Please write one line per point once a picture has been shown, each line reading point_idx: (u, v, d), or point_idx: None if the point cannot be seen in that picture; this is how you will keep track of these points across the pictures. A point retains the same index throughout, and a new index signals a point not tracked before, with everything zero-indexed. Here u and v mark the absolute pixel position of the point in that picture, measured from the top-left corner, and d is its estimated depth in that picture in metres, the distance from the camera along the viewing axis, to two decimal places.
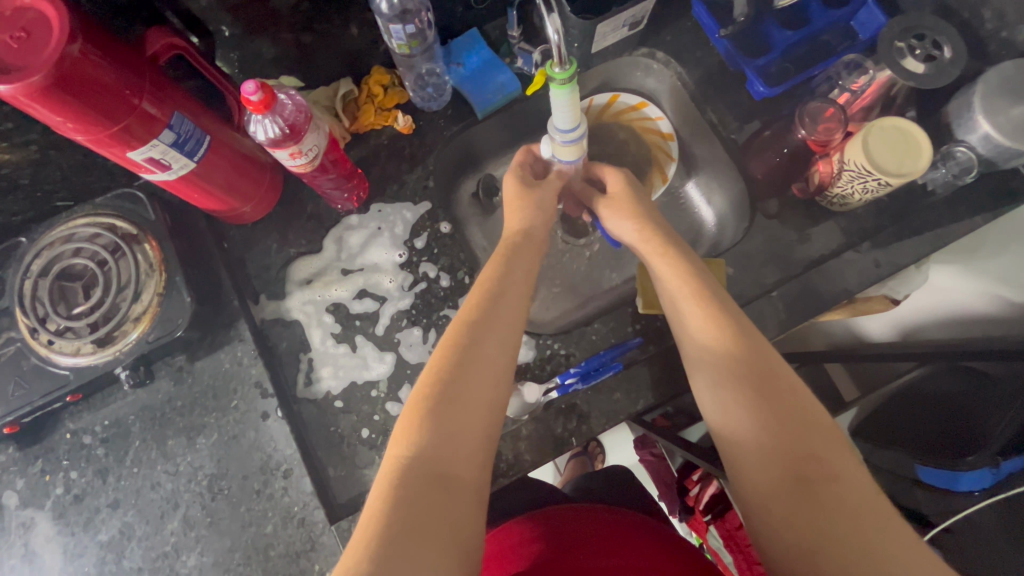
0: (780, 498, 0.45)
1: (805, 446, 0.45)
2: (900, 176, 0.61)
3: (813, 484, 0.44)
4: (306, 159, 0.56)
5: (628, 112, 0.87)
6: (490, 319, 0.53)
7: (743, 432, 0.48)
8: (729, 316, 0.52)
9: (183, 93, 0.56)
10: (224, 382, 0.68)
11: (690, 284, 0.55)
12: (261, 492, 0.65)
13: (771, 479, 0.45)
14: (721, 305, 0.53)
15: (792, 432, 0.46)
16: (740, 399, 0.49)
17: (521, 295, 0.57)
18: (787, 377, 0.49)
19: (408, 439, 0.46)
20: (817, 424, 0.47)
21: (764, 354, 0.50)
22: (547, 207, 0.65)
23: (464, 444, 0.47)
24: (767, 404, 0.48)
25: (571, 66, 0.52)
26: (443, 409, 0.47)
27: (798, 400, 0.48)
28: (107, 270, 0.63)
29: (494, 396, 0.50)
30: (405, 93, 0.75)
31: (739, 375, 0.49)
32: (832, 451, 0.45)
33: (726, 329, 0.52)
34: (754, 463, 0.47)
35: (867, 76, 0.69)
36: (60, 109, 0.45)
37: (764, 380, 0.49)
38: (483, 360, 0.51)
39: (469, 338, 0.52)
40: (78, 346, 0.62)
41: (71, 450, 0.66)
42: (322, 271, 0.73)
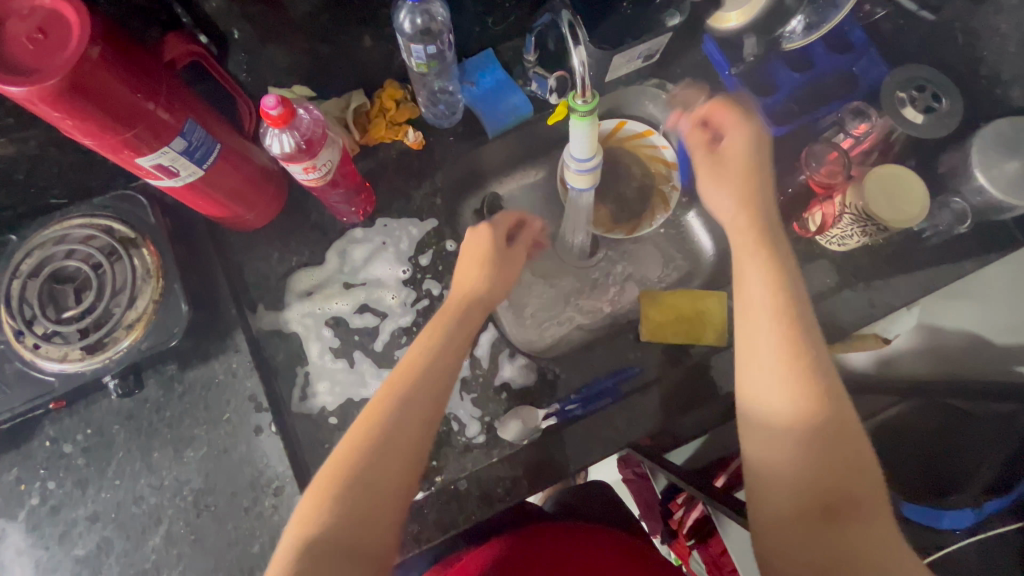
0: (810, 526, 0.46)
1: (846, 488, 0.47)
2: (897, 222, 0.63)
3: (844, 520, 0.45)
4: (320, 174, 0.56)
5: (634, 139, 0.87)
6: (427, 374, 0.54)
7: (783, 457, 0.48)
8: (811, 345, 0.51)
9: (196, 99, 0.55)
10: (217, 394, 0.66)
11: (779, 304, 0.53)
12: (250, 510, 0.63)
13: (804, 507, 0.47)
14: (804, 332, 0.52)
15: (835, 466, 0.47)
16: (797, 425, 0.48)
17: (459, 352, 0.58)
18: (845, 413, 0.49)
19: (316, 514, 0.46)
20: (863, 466, 0.48)
21: (836, 390, 0.50)
22: (504, 276, 0.64)
23: (380, 505, 0.48)
24: (818, 438, 0.48)
25: (592, 100, 0.54)
26: (368, 449, 0.49)
27: (849, 437, 0.48)
28: (101, 273, 0.61)
29: (414, 457, 0.51)
30: (417, 109, 0.75)
31: (804, 407, 0.49)
32: (866, 493, 0.47)
33: (810, 357, 0.51)
34: (791, 489, 0.47)
35: (869, 123, 0.70)
36: (71, 112, 0.43)
37: (827, 415, 0.48)
38: (410, 419, 0.51)
39: (400, 399, 0.52)
40: (65, 352, 0.59)
41: (49, 459, 0.63)
42: (323, 284, 0.72)
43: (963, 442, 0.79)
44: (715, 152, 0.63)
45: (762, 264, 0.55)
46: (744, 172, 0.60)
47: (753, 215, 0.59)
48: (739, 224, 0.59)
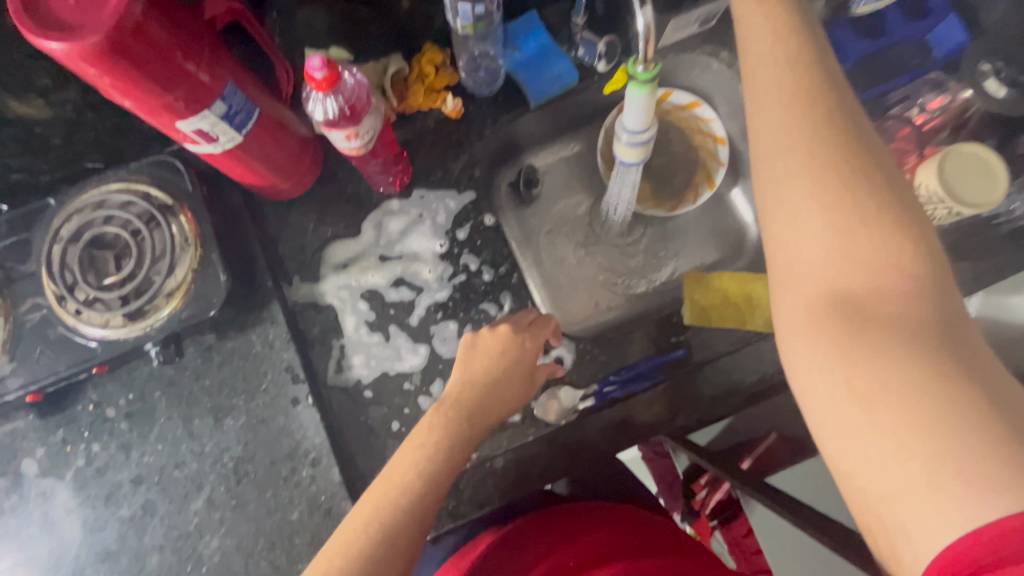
0: (898, 393, 0.36)
1: (929, 358, 0.37)
2: (974, 208, 0.59)
3: (943, 378, 0.35)
4: (362, 142, 0.53)
5: (679, 111, 0.83)
6: (456, 427, 0.56)
7: (811, 276, 0.41)
8: (841, 141, 0.43)
9: (236, 61, 0.53)
10: (254, 365, 0.66)
11: (820, 148, 0.43)
12: (289, 479, 0.63)
13: (882, 383, 0.36)
14: (851, 176, 0.42)
15: (874, 284, 0.39)
16: (851, 281, 0.40)
17: (491, 407, 0.59)
18: (894, 211, 0.40)
19: (343, 540, 0.49)
20: (926, 281, 0.39)
21: (901, 240, 0.40)
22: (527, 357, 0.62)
23: (396, 557, 0.50)
24: (852, 254, 0.40)
25: (656, 66, 0.50)
26: (392, 490, 0.51)
27: (900, 245, 0.40)
28: (140, 240, 0.61)
29: (430, 509, 0.53)
30: (457, 75, 0.71)
31: (835, 207, 0.41)
32: (927, 305, 0.38)
33: (859, 203, 0.41)
34: (858, 363, 0.37)
35: (945, 95, 0.66)
36: (114, 73, 0.42)
37: (862, 216, 0.40)
38: (434, 470, 0.54)
39: (429, 453, 0.54)
40: (107, 319, 0.60)
41: (93, 422, 0.64)
42: (359, 256, 0.71)
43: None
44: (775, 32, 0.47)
45: (788, 105, 0.45)
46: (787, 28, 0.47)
47: (791, 30, 0.47)
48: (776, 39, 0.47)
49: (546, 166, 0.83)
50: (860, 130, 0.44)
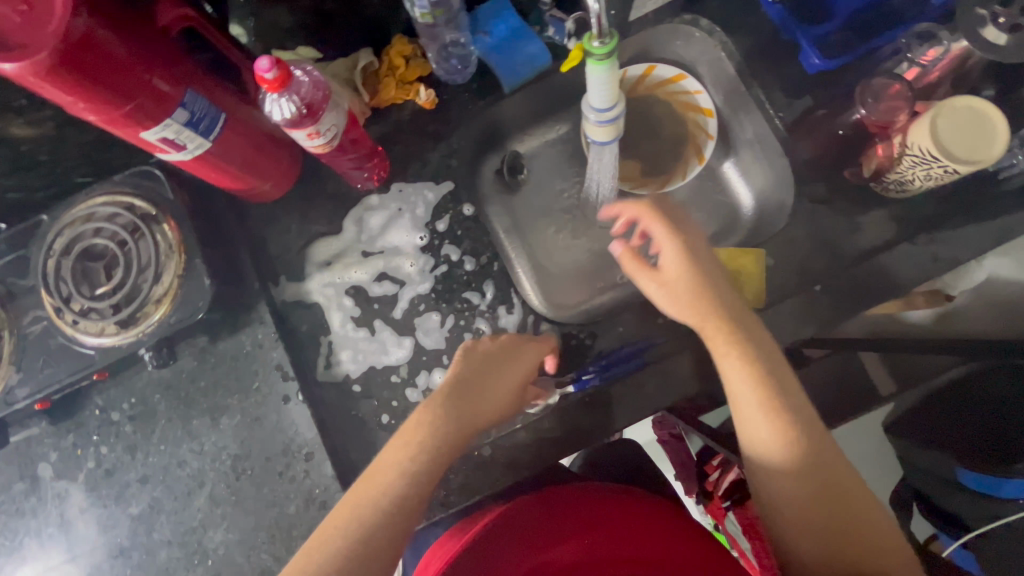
0: (820, 548, 0.50)
1: (835, 492, 0.51)
2: (970, 163, 0.55)
3: (869, 536, 0.49)
4: (324, 140, 0.54)
5: (665, 85, 0.80)
6: (455, 409, 0.57)
7: (795, 516, 0.51)
8: (805, 428, 0.52)
9: (196, 68, 0.53)
10: (246, 364, 0.67)
11: (739, 342, 0.54)
12: (284, 474, 0.65)
13: (809, 522, 0.50)
14: (761, 356, 0.54)
15: (837, 505, 0.50)
16: (785, 446, 0.51)
17: (492, 394, 0.60)
18: (840, 466, 0.51)
19: (342, 513, 0.50)
20: (858, 489, 0.51)
21: (804, 411, 0.53)
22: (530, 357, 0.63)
23: (390, 533, 0.50)
24: (826, 505, 0.50)
25: (612, 39, 0.48)
26: (378, 477, 0.52)
27: (853, 497, 0.51)
28: (127, 250, 0.63)
29: (422, 489, 0.52)
30: (428, 65, 0.70)
31: (816, 512, 0.50)
32: (867, 517, 0.50)
33: (773, 385, 0.53)
34: (794, 508, 0.51)
35: (941, 47, 0.60)
36: (69, 88, 0.42)
37: (829, 490, 0.50)
38: (429, 450, 0.54)
39: (424, 435, 0.54)
40: (101, 327, 0.62)
41: (100, 426, 0.67)
42: (342, 253, 0.71)
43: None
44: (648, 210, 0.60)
45: (697, 287, 0.57)
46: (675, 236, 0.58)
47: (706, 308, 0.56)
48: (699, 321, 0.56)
49: (530, 151, 0.82)
50: (747, 314, 0.57)
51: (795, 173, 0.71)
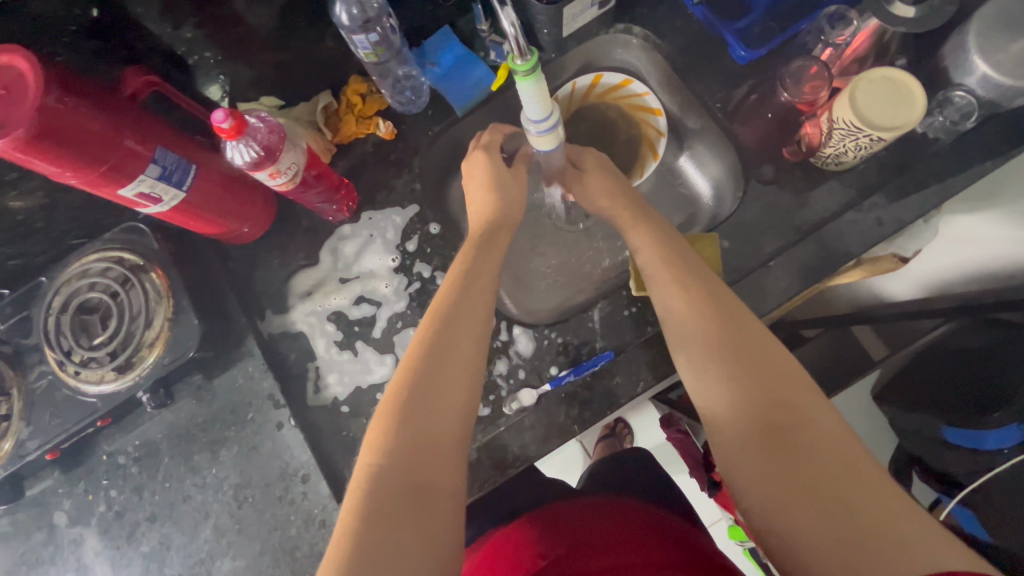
0: (756, 454, 0.47)
1: (772, 394, 0.48)
2: (893, 129, 0.58)
3: (813, 440, 0.45)
4: (286, 177, 0.59)
5: (613, 91, 0.83)
6: (455, 316, 0.55)
7: (732, 425, 0.49)
8: (730, 329, 0.52)
9: (164, 126, 0.58)
10: (240, 397, 0.72)
11: (676, 277, 0.57)
12: (284, 498, 0.68)
13: (749, 430, 0.48)
14: (702, 286, 0.56)
15: (772, 406, 0.48)
16: (712, 359, 0.51)
17: (484, 294, 0.58)
18: (778, 366, 0.50)
19: (378, 448, 0.48)
20: (798, 391, 0.48)
21: (742, 329, 0.52)
22: (513, 192, 0.67)
23: (441, 453, 0.49)
24: (760, 409, 0.48)
25: (532, 56, 0.52)
26: (426, 377, 0.51)
27: (790, 395, 0.48)
28: (120, 301, 0.67)
29: (464, 413, 0.52)
30: (384, 100, 0.75)
31: (749, 414, 0.48)
32: (811, 412, 0.47)
33: (703, 309, 0.54)
34: (728, 418, 0.49)
35: (852, 27, 0.65)
36: (48, 158, 0.48)
37: (763, 390, 0.49)
38: (448, 367, 0.52)
39: (435, 355, 0.52)
40: (101, 375, 0.66)
41: (108, 470, 0.71)
42: (321, 282, 0.75)
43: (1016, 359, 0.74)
44: (586, 172, 0.70)
45: (645, 239, 0.61)
46: (635, 218, 0.64)
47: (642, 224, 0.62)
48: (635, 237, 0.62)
49: None
50: (692, 257, 0.59)
51: (741, 157, 0.74)
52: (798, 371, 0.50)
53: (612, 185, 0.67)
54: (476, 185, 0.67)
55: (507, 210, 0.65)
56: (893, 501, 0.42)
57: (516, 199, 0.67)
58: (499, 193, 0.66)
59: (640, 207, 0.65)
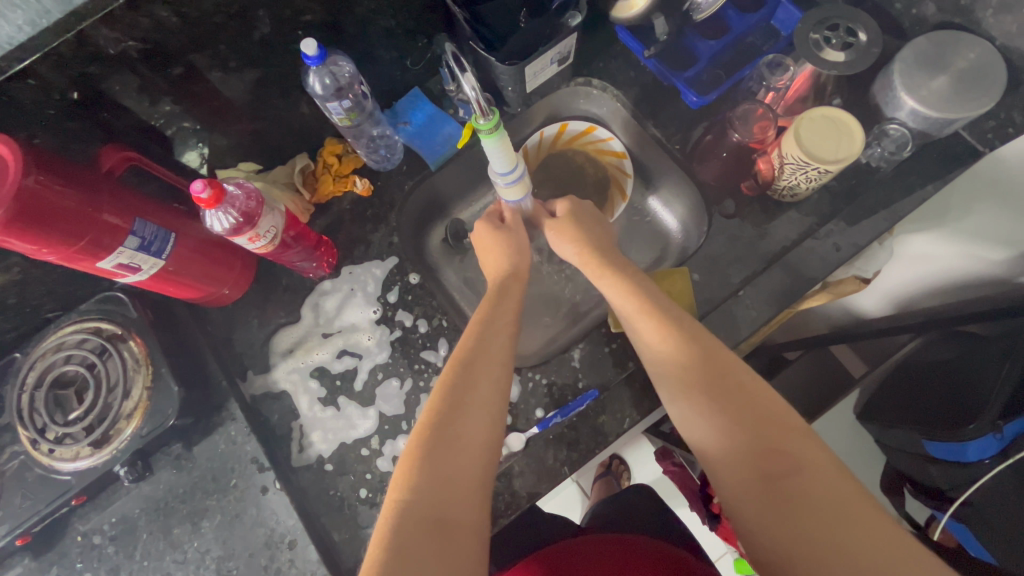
0: (755, 501, 0.47)
1: (762, 439, 0.48)
2: (838, 162, 0.63)
3: (802, 479, 0.46)
4: (265, 240, 0.61)
5: (579, 138, 0.88)
6: (480, 360, 0.56)
7: (725, 470, 0.49)
8: (709, 370, 0.53)
9: (143, 197, 0.59)
10: (222, 463, 0.70)
11: (655, 323, 0.57)
12: (269, 567, 0.66)
13: (742, 472, 0.48)
14: (680, 325, 0.56)
15: (760, 447, 0.48)
16: (699, 405, 0.52)
17: (506, 337, 0.59)
18: (761, 402, 0.51)
19: (405, 483, 0.48)
20: (783, 428, 0.49)
21: (727, 374, 0.53)
22: (522, 250, 0.68)
23: (466, 487, 0.49)
24: (749, 451, 0.48)
25: (494, 116, 0.55)
26: (446, 428, 0.51)
27: (776, 432, 0.49)
28: (96, 372, 0.66)
29: (487, 456, 0.52)
30: (359, 158, 0.78)
31: (740, 455, 0.49)
32: (799, 448, 0.48)
33: (687, 359, 0.54)
34: (723, 465, 0.50)
35: (789, 73, 0.71)
36: (26, 237, 0.48)
37: (749, 431, 0.49)
38: (473, 407, 0.53)
39: (463, 398, 0.53)
40: (76, 451, 0.64)
41: (83, 552, 0.68)
42: (303, 339, 0.76)
43: (976, 366, 0.74)
44: (557, 221, 0.70)
45: (620, 285, 0.61)
46: (604, 271, 0.63)
47: (595, 257, 0.65)
48: (600, 275, 0.64)
49: (470, 216, 0.89)
50: (668, 298, 0.59)
51: (703, 194, 0.78)
52: (781, 404, 0.51)
53: (580, 247, 0.67)
54: (487, 247, 0.69)
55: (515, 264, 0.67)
56: (893, 541, 0.42)
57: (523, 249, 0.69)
58: (507, 251, 0.68)
59: (607, 260, 0.65)
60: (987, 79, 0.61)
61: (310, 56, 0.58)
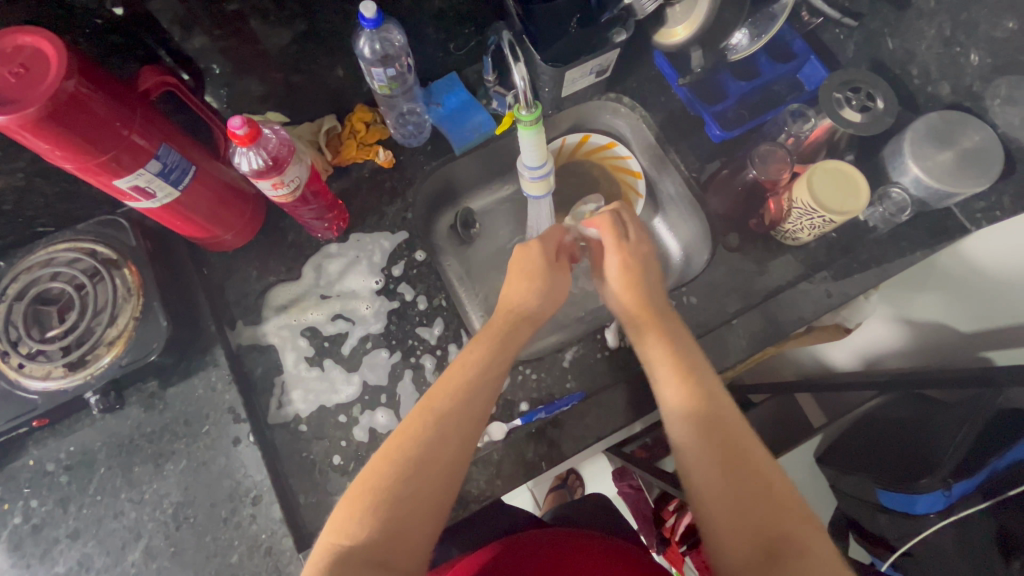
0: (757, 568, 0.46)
1: (771, 513, 0.49)
2: (842, 213, 0.66)
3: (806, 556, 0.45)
4: (287, 189, 0.60)
5: (599, 151, 0.92)
6: (452, 411, 0.55)
7: (727, 534, 0.49)
8: (727, 437, 0.53)
9: (171, 125, 0.59)
10: (196, 408, 0.68)
11: (686, 389, 0.57)
12: (229, 520, 0.64)
13: (745, 537, 0.48)
14: (706, 392, 0.57)
15: (766, 515, 0.49)
16: (710, 465, 0.52)
17: (487, 398, 0.58)
18: (771, 474, 0.51)
19: (344, 528, 0.49)
20: (789, 505, 0.49)
21: (726, 415, 0.55)
22: (556, 288, 0.67)
23: (408, 535, 0.49)
24: (756, 519, 0.49)
25: (537, 109, 0.57)
26: (404, 474, 0.51)
27: (784, 507, 0.49)
28: (83, 294, 0.64)
29: (440, 504, 0.52)
30: (387, 130, 0.79)
31: (747, 522, 0.49)
32: (806, 528, 0.48)
33: (702, 401, 0.56)
34: (727, 531, 0.49)
35: (810, 123, 0.76)
36: (50, 138, 0.47)
37: (758, 501, 0.49)
38: (429, 466, 0.52)
39: (416, 454, 0.52)
40: (48, 370, 0.62)
41: (32, 478, 0.65)
42: (300, 297, 0.75)
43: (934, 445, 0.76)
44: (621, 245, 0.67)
45: (659, 344, 0.61)
46: (656, 320, 0.62)
47: (645, 295, 0.65)
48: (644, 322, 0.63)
49: (482, 208, 0.91)
50: (705, 365, 0.60)
51: (710, 223, 0.82)
52: (790, 483, 0.51)
53: (624, 272, 0.66)
54: (525, 272, 0.66)
55: (550, 297, 0.66)
56: None
57: (556, 295, 0.67)
58: (543, 287, 0.65)
59: (662, 312, 0.64)
60: (986, 163, 0.66)
61: (367, 18, 0.59)
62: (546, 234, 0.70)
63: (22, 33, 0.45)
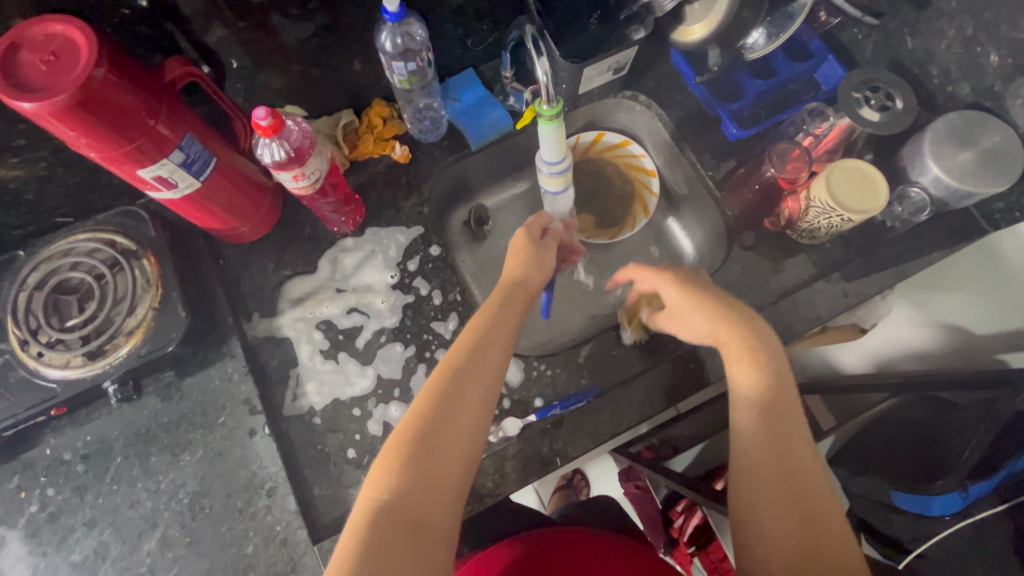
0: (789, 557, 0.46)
1: (814, 506, 0.48)
2: (862, 212, 0.66)
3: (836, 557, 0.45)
4: (308, 182, 0.60)
5: (612, 150, 0.91)
6: (471, 363, 0.53)
7: (767, 517, 0.48)
8: (786, 422, 0.52)
9: (194, 117, 0.59)
10: (212, 399, 0.69)
11: (760, 368, 0.54)
12: (244, 511, 0.65)
13: (784, 524, 0.47)
14: (778, 375, 0.54)
15: (807, 509, 0.48)
16: (766, 447, 0.50)
17: (503, 347, 0.56)
18: (816, 468, 0.50)
19: (379, 483, 0.45)
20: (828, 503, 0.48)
21: (789, 399, 0.53)
22: (544, 263, 0.66)
23: (444, 491, 0.46)
24: (797, 509, 0.48)
25: (558, 104, 0.57)
26: (433, 428, 0.48)
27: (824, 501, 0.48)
28: (103, 284, 0.65)
29: (468, 457, 0.49)
30: (404, 125, 0.79)
31: (788, 510, 0.48)
32: (840, 528, 0.47)
33: (771, 383, 0.54)
34: (768, 513, 0.48)
35: (828, 122, 0.76)
36: (77, 125, 0.47)
37: (803, 491, 0.48)
38: (455, 417, 0.49)
39: (437, 407, 0.49)
40: (67, 359, 0.63)
41: (49, 467, 0.66)
42: (315, 291, 0.75)
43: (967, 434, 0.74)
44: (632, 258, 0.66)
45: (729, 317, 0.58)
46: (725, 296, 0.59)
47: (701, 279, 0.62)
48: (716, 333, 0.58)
49: (496, 204, 0.91)
50: (776, 348, 0.57)
51: (725, 222, 0.82)
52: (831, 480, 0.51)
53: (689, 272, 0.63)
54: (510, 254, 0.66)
55: (540, 271, 0.65)
56: None
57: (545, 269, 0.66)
58: (529, 262, 0.64)
59: (704, 288, 0.61)
60: (1007, 162, 0.66)
61: (389, 12, 0.59)
62: (532, 221, 0.71)
63: (53, 21, 0.46)
